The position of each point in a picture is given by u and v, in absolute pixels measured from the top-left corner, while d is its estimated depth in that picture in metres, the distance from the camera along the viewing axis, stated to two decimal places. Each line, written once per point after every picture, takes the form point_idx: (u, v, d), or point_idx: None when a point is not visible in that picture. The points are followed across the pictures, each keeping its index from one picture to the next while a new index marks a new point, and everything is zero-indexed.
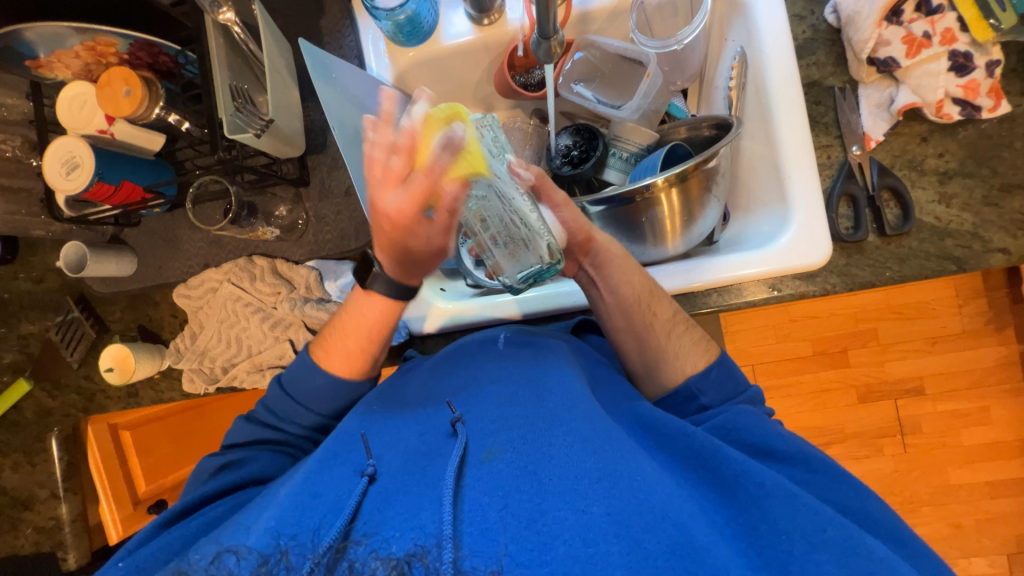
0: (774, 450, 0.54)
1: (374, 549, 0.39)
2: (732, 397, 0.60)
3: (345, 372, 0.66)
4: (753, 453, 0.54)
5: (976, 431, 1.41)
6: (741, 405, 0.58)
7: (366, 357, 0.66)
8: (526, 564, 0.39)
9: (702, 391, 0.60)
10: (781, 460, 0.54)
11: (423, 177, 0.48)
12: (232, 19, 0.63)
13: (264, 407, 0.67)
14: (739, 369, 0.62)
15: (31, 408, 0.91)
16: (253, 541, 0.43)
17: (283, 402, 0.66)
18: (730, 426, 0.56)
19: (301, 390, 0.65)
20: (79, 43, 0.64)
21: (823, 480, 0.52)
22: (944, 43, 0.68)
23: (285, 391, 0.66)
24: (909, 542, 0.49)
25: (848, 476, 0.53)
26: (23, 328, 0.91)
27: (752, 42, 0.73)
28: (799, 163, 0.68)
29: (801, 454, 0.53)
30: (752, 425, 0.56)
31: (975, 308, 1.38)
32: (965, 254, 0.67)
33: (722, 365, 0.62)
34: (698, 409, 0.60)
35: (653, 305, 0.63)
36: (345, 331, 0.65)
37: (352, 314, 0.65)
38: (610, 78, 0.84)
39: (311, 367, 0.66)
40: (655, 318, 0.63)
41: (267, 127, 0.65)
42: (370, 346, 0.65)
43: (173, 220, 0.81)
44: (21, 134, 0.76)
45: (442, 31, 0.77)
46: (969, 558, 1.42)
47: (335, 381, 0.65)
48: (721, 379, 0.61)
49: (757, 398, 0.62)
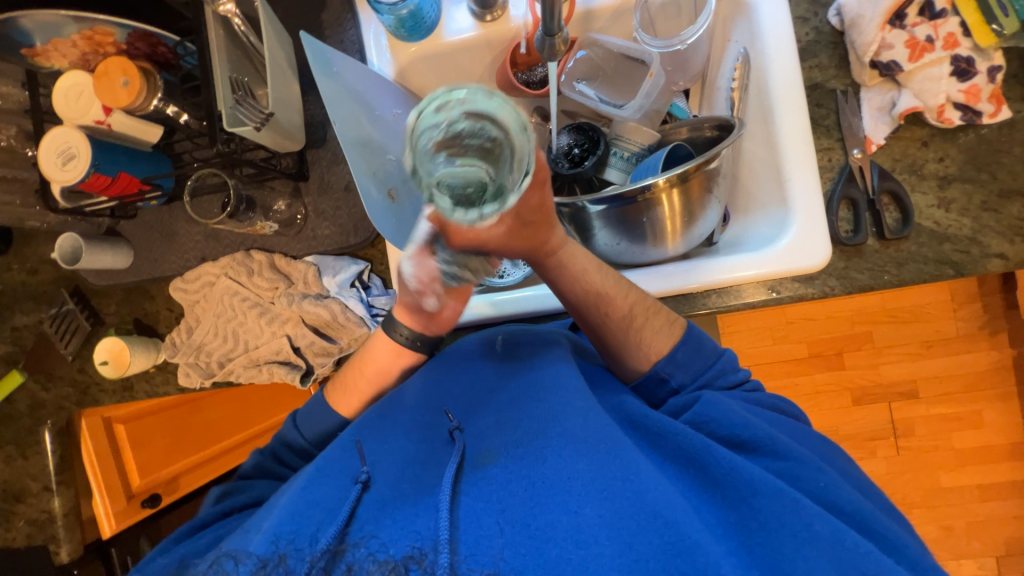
0: (743, 439, 0.54)
1: (372, 552, 0.40)
2: (702, 374, 0.61)
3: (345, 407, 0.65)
4: (727, 445, 0.54)
5: (968, 434, 1.42)
6: (706, 394, 0.58)
7: (365, 380, 0.65)
8: (520, 569, 0.40)
9: (672, 373, 0.61)
10: (751, 450, 0.53)
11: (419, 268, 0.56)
12: (232, 10, 0.63)
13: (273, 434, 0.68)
14: (707, 343, 0.62)
15: (24, 400, 0.90)
16: (253, 547, 0.43)
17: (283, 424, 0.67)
18: (700, 417, 0.56)
19: (305, 421, 0.66)
20: (77, 32, 0.63)
21: (797, 468, 0.51)
22: (947, 47, 0.68)
23: (295, 420, 0.67)
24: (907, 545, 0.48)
25: (822, 466, 0.52)
26: (17, 320, 0.90)
27: (755, 43, 0.73)
28: (799, 165, 0.68)
29: (770, 442, 0.53)
30: (721, 415, 0.55)
31: (969, 313, 1.39)
32: (962, 259, 0.67)
33: (690, 342, 0.61)
34: (671, 392, 0.62)
35: (606, 305, 0.60)
36: (356, 371, 0.66)
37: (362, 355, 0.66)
38: (612, 76, 0.83)
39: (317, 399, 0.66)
40: (609, 316, 0.60)
41: (267, 120, 0.64)
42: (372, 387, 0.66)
43: (170, 213, 0.80)
44: (16, 123, 0.74)
45: (445, 27, 0.77)
46: (959, 560, 1.43)
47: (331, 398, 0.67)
48: (689, 357, 0.61)
49: (728, 367, 0.62)
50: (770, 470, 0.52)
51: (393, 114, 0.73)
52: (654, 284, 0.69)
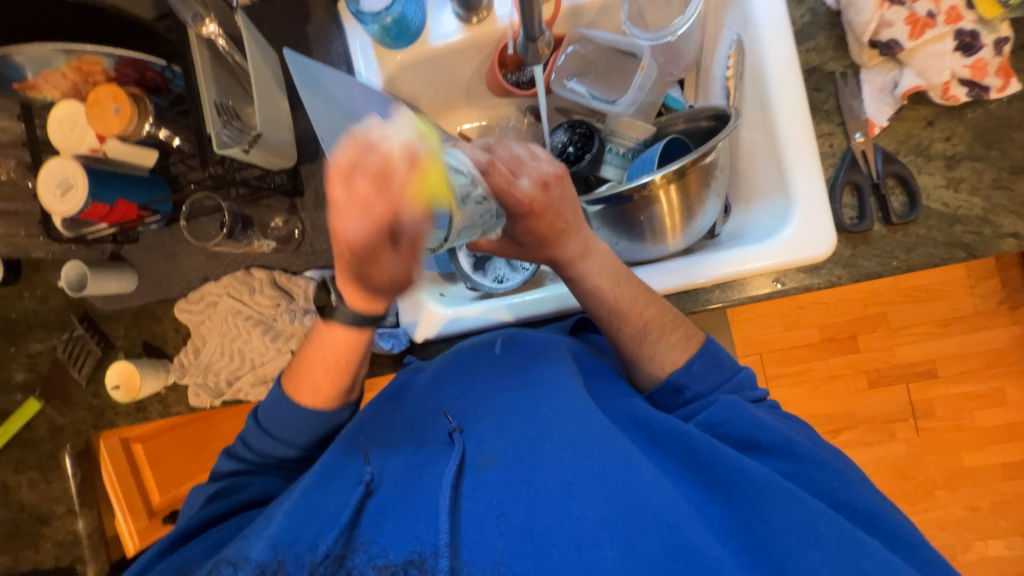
0: (759, 442, 0.53)
1: (373, 557, 0.43)
2: (719, 386, 0.59)
3: (319, 402, 0.61)
4: (737, 446, 0.53)
5: (990, 412, 1.39)
6: (724, 397, 0.56)
7: (332, 378, 0.60)
8: (521, 573, 0.41)
9: (687, 384, 0.59)
10: (767, 452, 0.52)
11: (383, 198, 0.38)
12: (215, 32, 0.62)
13: (242, 441, 0.63)
14: (725, 356, 0.60)
15: (43, 426, 0.92)
16: (252, 552, 0.45)
17: (257, 436, 0.62)
18: (715, 420, 0.55)
19: (277, 428, 0.61)
20: (66, 63, 0.63)
21: (814, 471, 0.51)
22: (949, 21, 0.65)
23: (261, 426, 0.62)
24: (912, 532, 0.48)
25: (840, 467, 0.52)
26: (31, 347, 0.92)
27: (748, 28, 0.71)
28: (800, 154, 0.66)
29: (786, 445, 0.52)
30: (736, 417, 0.54)
31: (987, 288, 1.36)
32: (974, 240, 0.65)
33: (706, 354, 0.60)
34: (685, 402, 0.59)
35: (617, 319, 0.60)
36: (312, 363, 0.60)
37: (318, 347, 0.59)
38: (603, 71, 0.81)
39: (290, 405, 0.60)
40: (622, 330, 0.61)
41: (255, 141, 0.64)
42: (344, 375, 0.61)
43: (170, 235, 0.81)
44: (14, 156, 0.75)
45: (430, 32, 0.76)
46: (986, 540, 1.40)
47: (292, 393, 0.61)
48: (705, 369, 0.59)
49: (745, 383, 0.60)
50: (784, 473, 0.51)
51: None
52: (658, 282, 0.68)
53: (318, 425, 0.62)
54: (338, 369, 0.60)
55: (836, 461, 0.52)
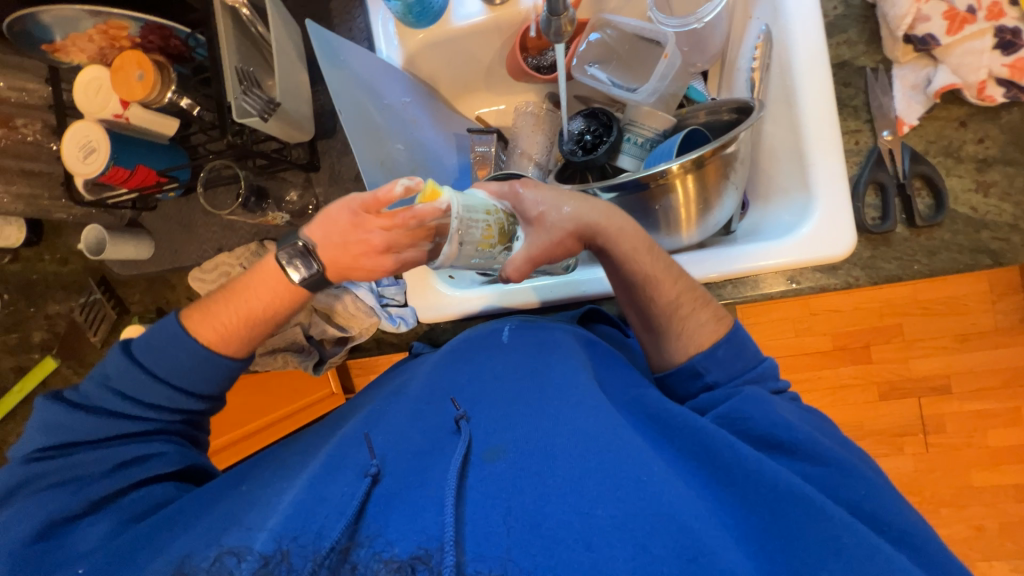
0: (783, 441, 0.51)
1: (377, 552, 0.39)
2: (740, 376, 0.58)
3: (219, 346, 0.60)
4: (760, 444, 0.52)
5: (1004, 432, 1.35)
6: (748, 390, 0.55)
7: (241, 321, 0.60)
8: (530, 569, 0.37)
9: (708, 369, 0.58)
10: (790, 453, 0.51)
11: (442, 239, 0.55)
12: (240, 1, 0.62)
13: (107, 385, 0.58)
14: (751, 343, 0.59)
15: (58, 385, 0.95)
16: (257, 543, 0.41)
17: (139, 377, 0.58)
18: (737, 415, 0.53)
19: (159, 360, 0.58)
20: (93, 26, 0.64)
21: (837, 476, 0.49)
22: (990, 18, 0.63)
23: (142, 364, 0.59)
24: (940, 552, 0.46)
25: (867, 473, 0.49)
26: (49, 309, 0.94)
27: (778, 19, 0.69)
28: (824, 149, 0.65)
29: (811, 445, 0.50)
30: (760, 414, 0.52)
31: (1010, 305, 1.31)
32: (1001, 247, 0.62)
33: (732, 340, 0.58)
34: (704, 386, 0.59)
35: (652, 288, 0.59)
36: (232, 301, 0.60)
37: (246, 288, 0.60)
38: (626, 60, 0.80)
39: (183, 340, 0.59)
40: (654, 300, 0.60)
41: (274, 110, 0.64)
42: (248, 325, 0.60)
43: (188, 204, 0.82)
44: (41, 118, 0.77)
45: (453, 11, 0.75)
46: (991, 562, 1.37)
47: (192, 331, 0.60)
48: (729, 356, 0.58)
49: (769, 373, 0.59)
50: (806, 475, 0.49)
51: (402, 102, 0.75)
52: None
53: (201, 368, 0.59)
54: (251, 317, 0.60)
55: (860, 466, 0.50)
